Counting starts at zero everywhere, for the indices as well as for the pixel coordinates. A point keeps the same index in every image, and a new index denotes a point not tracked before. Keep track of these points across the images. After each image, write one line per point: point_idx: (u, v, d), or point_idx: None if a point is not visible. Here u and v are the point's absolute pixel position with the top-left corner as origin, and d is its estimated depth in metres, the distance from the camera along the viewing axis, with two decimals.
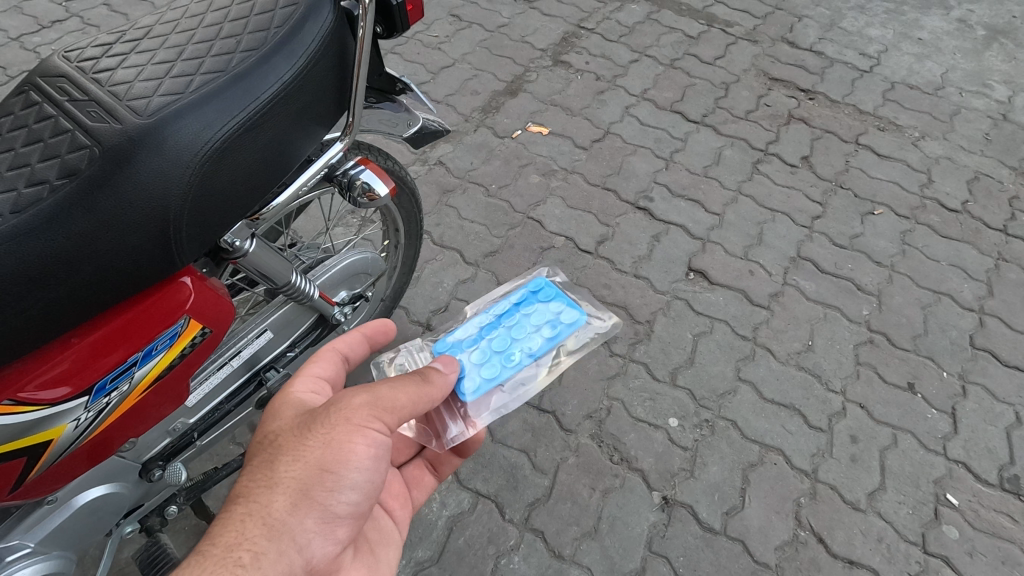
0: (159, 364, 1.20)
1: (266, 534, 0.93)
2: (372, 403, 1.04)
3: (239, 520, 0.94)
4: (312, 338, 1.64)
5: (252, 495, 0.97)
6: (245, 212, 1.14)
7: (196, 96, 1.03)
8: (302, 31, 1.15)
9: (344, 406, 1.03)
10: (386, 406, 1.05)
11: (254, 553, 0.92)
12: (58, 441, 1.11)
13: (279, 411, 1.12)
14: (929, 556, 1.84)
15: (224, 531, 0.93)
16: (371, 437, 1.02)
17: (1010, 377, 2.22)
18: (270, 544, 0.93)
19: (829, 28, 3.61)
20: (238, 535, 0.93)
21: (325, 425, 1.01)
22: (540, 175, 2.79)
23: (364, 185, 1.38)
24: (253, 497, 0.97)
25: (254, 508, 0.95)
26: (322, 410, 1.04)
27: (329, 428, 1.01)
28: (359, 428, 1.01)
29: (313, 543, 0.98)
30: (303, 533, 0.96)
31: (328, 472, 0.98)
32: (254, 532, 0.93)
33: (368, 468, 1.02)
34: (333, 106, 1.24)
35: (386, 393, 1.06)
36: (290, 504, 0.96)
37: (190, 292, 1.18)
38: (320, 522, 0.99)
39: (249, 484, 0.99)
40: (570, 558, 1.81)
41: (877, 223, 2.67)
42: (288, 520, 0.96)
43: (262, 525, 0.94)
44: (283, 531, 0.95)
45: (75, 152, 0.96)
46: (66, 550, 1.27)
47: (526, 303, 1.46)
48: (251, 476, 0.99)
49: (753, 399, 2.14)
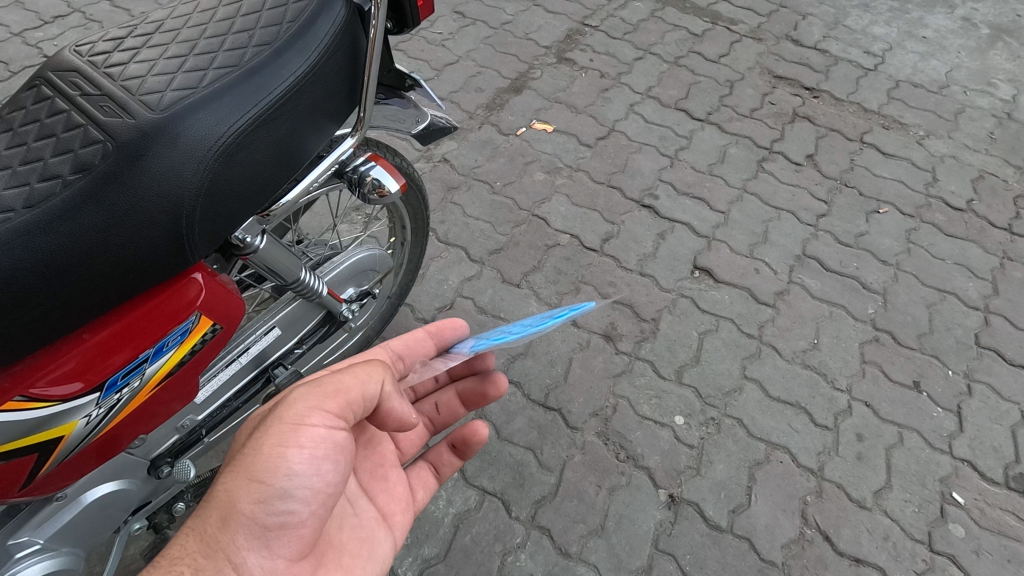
0: (169, 361, 1.20)
1: (202, 550, 0.96)
2: (305, 400, 1.03)
3: (184, 537, 0.98)
4: (320, 334, 1.64)
5: (201, 509, 1.00)
6: (254, 208, 1.13)
7: (208, 91, 1.02)
8: (315, 26, 1.14)
9: (279, 410, 1.03)
10: (323, 403, 1.02)
11: (192, 568, 0.94)
12: (69, 437, 1.11)
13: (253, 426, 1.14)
14: (935, 554, 1.84)
15: (175, 545, 0.98)
16: (298, 440, 1.00)
17: (1015, 375, 2.22)
18: (205, 561, 0.95)
19: (833, 26, 3.60)
20: (182, 552, 0.97)
21: (260, 432, 1.01)
22: (545, 173, 2.78)
23: (374, 182, 1.37)
24: (201, 511, 1.00)
25: (195, 525, 0.99)
26: (267, 415, 1.05)
27: (261, 435, 1.00)
28: (290, 429, 1.00)
29: (252, 557, 0.97)
30: (235, 549, 0.96)
31: (253, 479, 0.97)
32: (194, 547, 0.97)
33: (296, 474, 0.98)
34: (345, 102, 1.24)
35: (328, 385, 1.04)
36: (221, 519, 0.97)
37: (200, 289, 1.18)
38: (253, 536, 0.97)
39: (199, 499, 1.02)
40: (576, 555, 1.81)
41: (883, 221, 2.67)
42: (220, 535, 0.96)
43: (199, 541, 0.97)
44: (218, 547, 0.96)
45: (89, 147, 0.96)
46: (74, 547, 1.26)
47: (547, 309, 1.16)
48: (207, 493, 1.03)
49: (759, 397, 2.14)
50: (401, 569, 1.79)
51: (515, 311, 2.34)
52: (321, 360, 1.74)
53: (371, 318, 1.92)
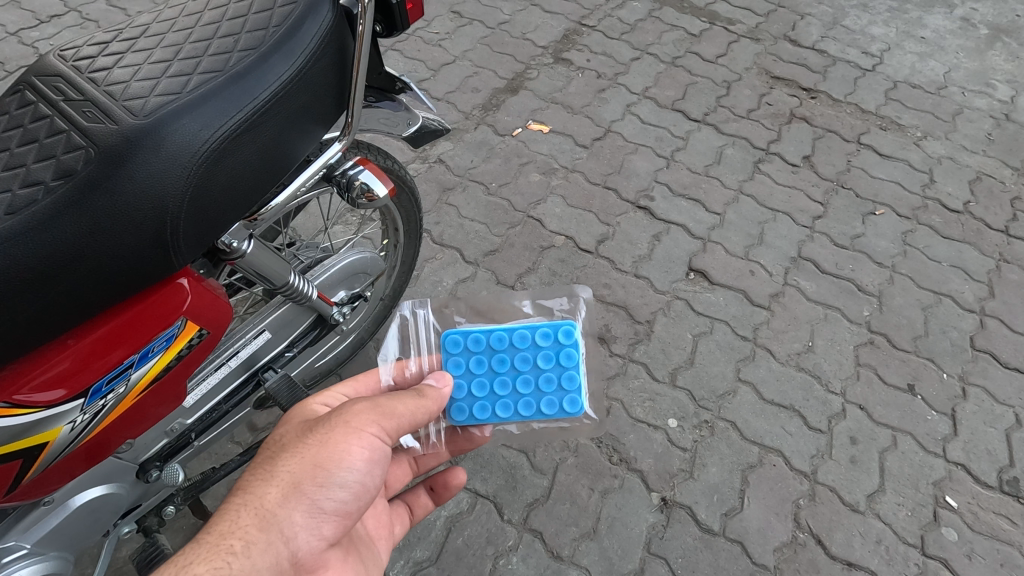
0: (155, 366, 1.19)
1: (257, 523, 0.95)
2: (370, 408, 1.08)
3: (235, 509, 0.96)
4: (310, 338, 1.64)
5: (250, 486, 0.99)
6: (244, 212, 1.13)
7: (193, 96, 1.02)
8: (300, 29, 1.13)
9: (345, 411, 1.07)
10: (385, 412, 1.09)
11: (245, 541, 0.93)
12: (53, 443, 1.11)
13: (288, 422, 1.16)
14: (928, 558, 1.84)
15: (219, 519, 0.95)
16: (365, 440, 1.05)
17: (1010, 379, 2.21)
18: (260, 534, 0.94)
19: (831, 27, 3.59)
20: (232, 524, 0.95)
21: (324, 426, 1.05)
22: (540, 174, 2.78)
23: (363, 186, 1.36)
24: (250, 488, 0.98)
25: (249, 498, 0.97)
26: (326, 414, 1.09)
27: (328, 428, 1.04)
28: (358, 428, 1.05)
29: (300, 537, 0.98)
30: (290, 526, 0.97)
31: (319, 466, 1.00)
32: (246, 521, 0.95)
33: (358, 469, 1.03)
34: (332, 106, 1.23)
35: (386, 401, 1.11)
36: (281, 496, 0.98)
37: (186, 293, 1.17)
38: (308, 517, 0.99)
39: (248, 477, 1.01)
40: (568, 559, 1.81)
41: (879, 223, 2.66)
42: (278, 511, 0.97)
43: (254, 514, 0.95)
44: (274, 521, 0.96)
45: (71, 152, 0.96)
46: (63, 551, 1.27)
47: (544, 348, 1.64)
48: (251, 471, 1.02)
49: (753, 399, 2.13)
50: (393, 571, 1.79)
51: None
52: (313, 361, 1.72)
53: (364, 321, 1.92)
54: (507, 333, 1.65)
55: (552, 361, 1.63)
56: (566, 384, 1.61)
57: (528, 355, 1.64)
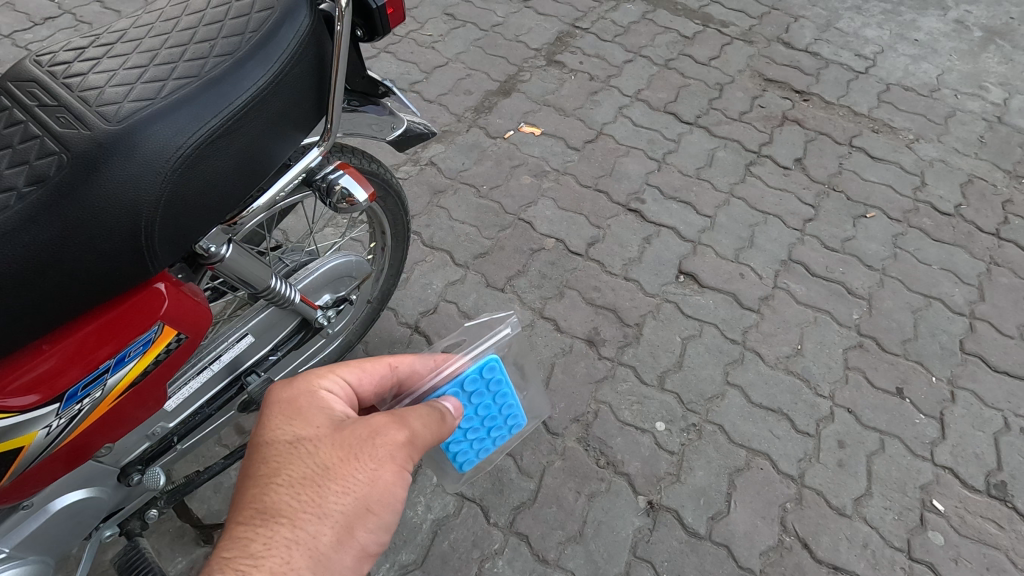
0: (132, 370, 1.19)
1: (311, 567, 0.88)
2: (412, 444, 1.03)
3: (286, 547, 0.88)
4: (295, 340, 1.64)
5: (297, 520, 0.91)
6: (220, 218, 1.13)
7: (167, 101, 1.02)
8: (276, 34, 1.13)
9: (389, 442, 1.00)
10: (423, 447, 1.04)
11: None
12: (29, 448, 1.10)
13: (309, 425, 1.02)
14: (914, 562, 1.83)
15: (267, 556, 0.87)
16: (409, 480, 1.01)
17: (998, 382, 2.21)
18: None
19: (825, 29, 3.59)
20: (281, 564, 0.87)
21: (371, 459, 0.98)
22: (532, 176, 2.78)
23: (343, 191, 1.36)
24: (298, 523, 0.91)
25: (302, 536, 0.90)
26: (366, 438, 1.00)
27: (376, 464, 0.98)
28: (404, 468, 1.01)
29: None
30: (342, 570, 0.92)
31: (369, 509, 0.96)
32: (299, 562, 0.88)
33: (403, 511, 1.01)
34: (310, 110, 1.23)
35: (423, 434, 1.05)
36: (334, 539, 0.92)
37: (164, 298, 1.18)
38: (356, 561, 0.94)
39: (292, 507, 0.92)
40: (554, 562, 1.81)
41: (870, 226, 2.66)
42: (332, 554, 0.91)
43: (309, 556, 0.89)
44: (327, 565, 0.90)
45: (44, 158, 0.96)
46: (42, 555, 1.27)
47: (506, 425, 1.29)
48: (293, 499, 0.93)
49: (741, 403, 2.13)
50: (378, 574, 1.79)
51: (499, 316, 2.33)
52: (299, 366, 1.73)
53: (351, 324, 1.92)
54: (513, 393, 1.26)
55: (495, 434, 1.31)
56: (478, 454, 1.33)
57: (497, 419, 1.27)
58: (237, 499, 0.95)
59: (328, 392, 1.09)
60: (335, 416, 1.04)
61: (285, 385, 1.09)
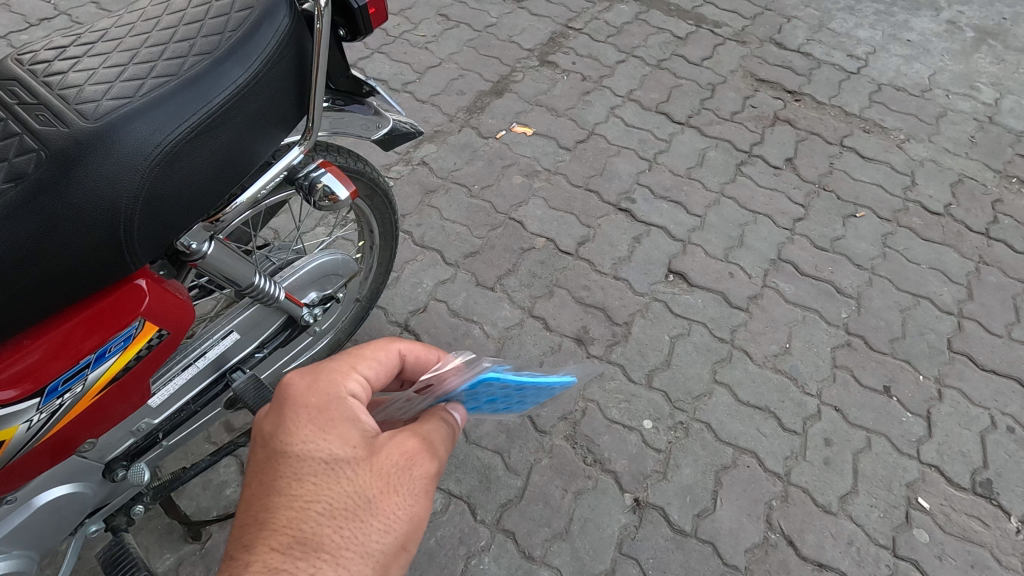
0: (113, 366, 1.21)
1: None
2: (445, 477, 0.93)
3: None
4: (282, 339, 1.66)
5: (340, 559, 0.78)
6: (200, 215, 1.15)
7: (146, 100, 1.03)
8: (256, 33, 1.15)
9: (428, 474, 0.89)
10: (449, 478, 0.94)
11: None
12: (10, 443, 1.12)
13: (343, 439, 0.87)
14: (898, 559, 1.84)
15: None
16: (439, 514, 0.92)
17: (986, 381, 2.22)
18: None
19: (818, 29, 3.60)
20: None
21: (412, 492, 0.87)
22: (523, 176, 2.79)
23: (325, 189, 1.37)
24: (341, 563, 0.78)
25: None
26: (405, 466, 0.88)
27: (417, 499, 0.87)
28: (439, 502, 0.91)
29: None
30: None
31: (405, 549, 0.85)
32: None
33: None
34: (291, 109, 1.24)
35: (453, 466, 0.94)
36: None
37: (145, 294, 1.19)
38: None
39: (335, 543, 0.79)
40: (540, 559, 1.82)
41: (859, 225, 2.67)
42: None
43: None
44: None
45: (22, 155, 0.97)
46: (27, 550, 1.27)
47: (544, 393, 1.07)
48: (334, 532, 0.80)
49: (728, 401, 2.14)
50: None
51: (489, 315, 2.34)
52: (285, 365, 1.75)
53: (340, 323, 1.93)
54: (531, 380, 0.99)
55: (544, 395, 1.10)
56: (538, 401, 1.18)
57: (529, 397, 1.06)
58: (266, 521, 0.80)
59: (352, 396, 0.94)
60: (368, 429, 0.90)
61: (308, 386, 0.92)
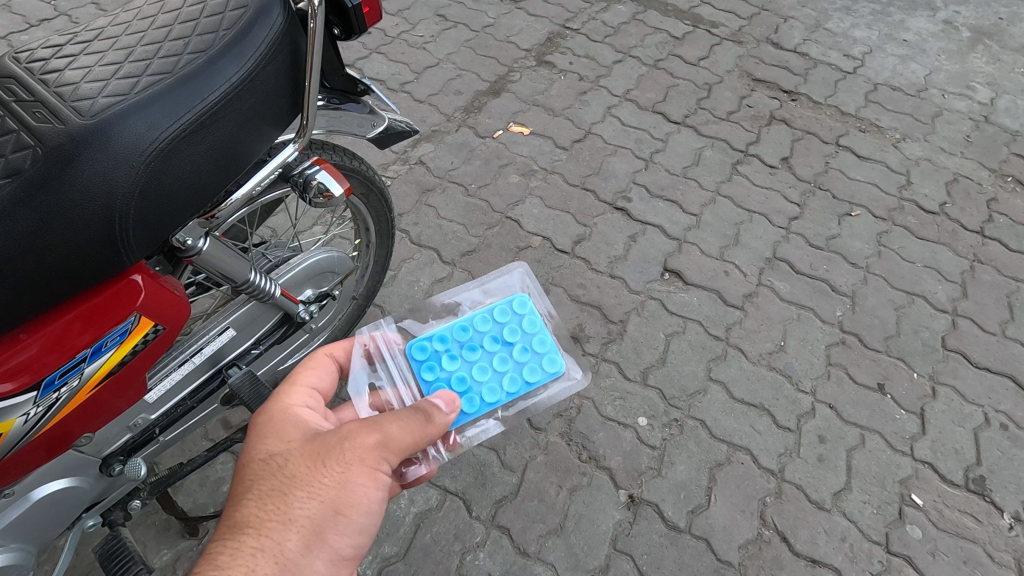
0: (109, 361, 1.22)
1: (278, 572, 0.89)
2: (380, 445, 1.01)
3: (251, 554, 0.89)
4: (277, 335, 1.67)
5: (265, 529, 0.92)
6: (193, 212, 1.16)
7: (140, 97, 1.05)
8: (250, 33, 1.16)
9: (354, 444, 1.00)
10: (391, 445, 1.02)
11: None
12: (8, 435, 1.13)
13: (279, 436, 1.04)
14: (892, 555, 1.85)
15: (233, 562, 0.88)
16: (380, 480, 1.01)
17: (979, 378, 2.23)
18: None
19: (814, 30, 3.61)
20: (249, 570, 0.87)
21: (339, 463, 0.99)
22: (519, 175, 2.80)
23: (320, 185, 1.38)
24: (265, 532, 0.92)
25: (266, 544, 0.91)
26: (331, 442, 1.01)
27: (345, 468, 0.99)
28: (371, 469, 1.00)
29: None
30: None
31: (336, 512, 0.97)
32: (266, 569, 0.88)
33: (376, 510, 1.01)
34: (285, 107, 1.25)
35: (394, 433, 1.03)
36: (302, 544, 0.93)
37: (140, 290, 1.20)
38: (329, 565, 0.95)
39: (259, 517, 0.93)
40: (534, 555, 1.83)
41: (854, 224, 2.68)
42: (301, 560, 0.92)
43: (274, 563, 0.90)
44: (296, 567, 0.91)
45: (19, 152, 0.99)
46: (24, 543, 1.28)
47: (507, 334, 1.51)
48: (260, 507, 0.94)
49: (722, 398, 2.15)
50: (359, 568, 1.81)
51: None
52: (281, 361, 1.76)
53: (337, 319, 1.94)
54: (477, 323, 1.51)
55: (529, 336, 1.51)
56: (538, 347, 1.51)
57: (498, 348, 1.49)
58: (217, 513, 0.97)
59: (295, 404, 1.13)
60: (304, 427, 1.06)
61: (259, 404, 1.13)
